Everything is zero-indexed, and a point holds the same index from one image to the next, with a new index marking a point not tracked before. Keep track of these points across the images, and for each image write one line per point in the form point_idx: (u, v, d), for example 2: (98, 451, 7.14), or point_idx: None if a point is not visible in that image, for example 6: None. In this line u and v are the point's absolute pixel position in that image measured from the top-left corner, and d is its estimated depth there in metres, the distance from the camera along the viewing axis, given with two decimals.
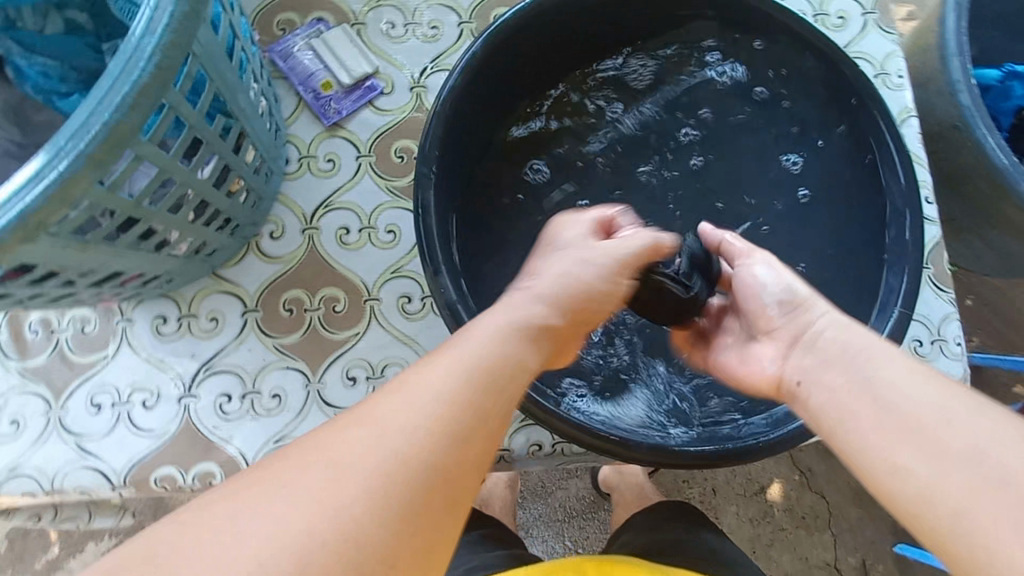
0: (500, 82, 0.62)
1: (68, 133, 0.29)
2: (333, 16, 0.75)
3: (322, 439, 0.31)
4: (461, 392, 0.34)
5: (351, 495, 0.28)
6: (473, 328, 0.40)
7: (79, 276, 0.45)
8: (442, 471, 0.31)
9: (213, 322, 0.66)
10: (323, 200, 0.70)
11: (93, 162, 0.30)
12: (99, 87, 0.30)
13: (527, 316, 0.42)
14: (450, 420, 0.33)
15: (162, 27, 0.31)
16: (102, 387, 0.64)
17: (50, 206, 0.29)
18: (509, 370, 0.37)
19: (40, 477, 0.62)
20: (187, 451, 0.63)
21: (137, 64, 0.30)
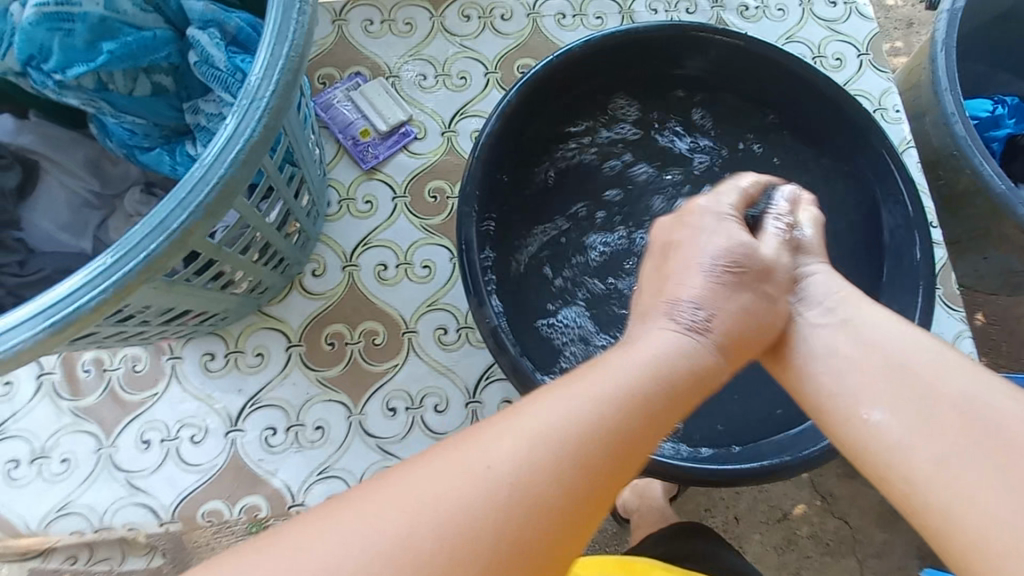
0: (522, 124, 0.65)
1: (189, 186, 0.33)
2: (369, 70, 0.80)
3: (428, 457, 0.32)
4: (577, 440, 0.33)
5: (442, 517, 0.29)
6: (600, 366, 0.39)
7: (155, 315, 0.48)
8: (537, 514, 0.30)
9: (258, 358, 0.69)
10: (362, 238, 0.74)
11: (208, 211, 0.34)
12: (214, 147, 0.34)
13: (645, 359, 0.40)
14: (558, 467, 0.32)
15: (268, 93, 0.35)
16: (151, 424, 0.66)
17: (169, 251, 0.33)
18: (630, 424, 0.35)
19: (91, 514, 0.63)
20: (233, 485, 0.64)
21: (247, 125, 0.34)
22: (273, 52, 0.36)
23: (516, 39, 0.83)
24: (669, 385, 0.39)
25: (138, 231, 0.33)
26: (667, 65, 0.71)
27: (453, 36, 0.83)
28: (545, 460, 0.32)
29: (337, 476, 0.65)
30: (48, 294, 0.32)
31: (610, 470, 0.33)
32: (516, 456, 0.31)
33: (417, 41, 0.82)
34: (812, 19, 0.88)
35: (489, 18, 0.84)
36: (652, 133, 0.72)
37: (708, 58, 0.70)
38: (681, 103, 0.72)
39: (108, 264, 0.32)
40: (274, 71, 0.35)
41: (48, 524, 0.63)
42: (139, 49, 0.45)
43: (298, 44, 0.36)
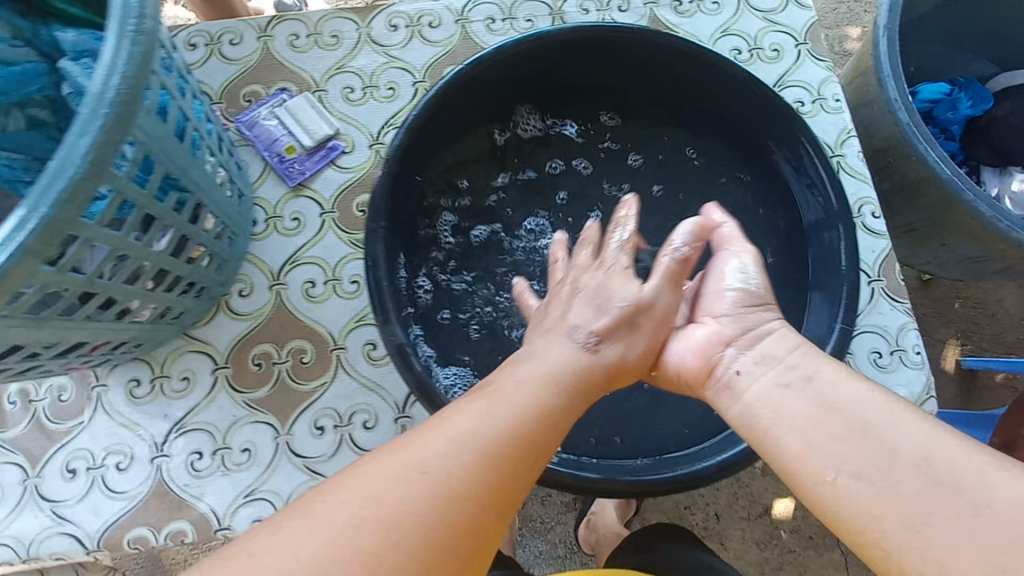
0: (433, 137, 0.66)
1: (7, 227, 0.32)
2: (295, 85, 0.80)
3: (360, 478, 0.38)
4: (478, 442, 0.41)
5: (369, 512, 0.36)
6: (511, 375, 0.49)
7: (43, 349, 0.47)
8: (450, 503, 0.37)
9: (184, 382, 0.68)
10: (290, 255, 0.73)
11: (32, 250, 0.33)
12: (36, 185, 0.33)
13: (540, 374, 0.49)
14: (465, 463, 0.40)
15: (96, 126, 0.34)
16: (78, 452, 0.66)
17: None
18: (529, 426, 0.44)
19: (16, 546, 0.62)
20: (158, 511, 0.64)
21: (73, 160, 0.34)
22: (105, 82, 0.35)
23: (444, 46, 0.82)
24: (560, 395, 0.48)
25: None
26: (584, 66, 0.70)
27: (380, 47, 0.82)
28: (450, 458, 0.40)
29: (264, 498, 0.65)
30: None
31: (506, 465, 0.41)
32: (430, 456, 0.39)
33: (343, 53, 0.81)
34: (747, 11, 0.86)
35: (416, 26, 0.83)
36: (571, 141, 0.73)
37: (625, 54, 0.68)
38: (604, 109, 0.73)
39: None
40: (102, 103, 0.35)
41: None
42: (9, 84, 0.45)
43: (130, 71, 0.36)
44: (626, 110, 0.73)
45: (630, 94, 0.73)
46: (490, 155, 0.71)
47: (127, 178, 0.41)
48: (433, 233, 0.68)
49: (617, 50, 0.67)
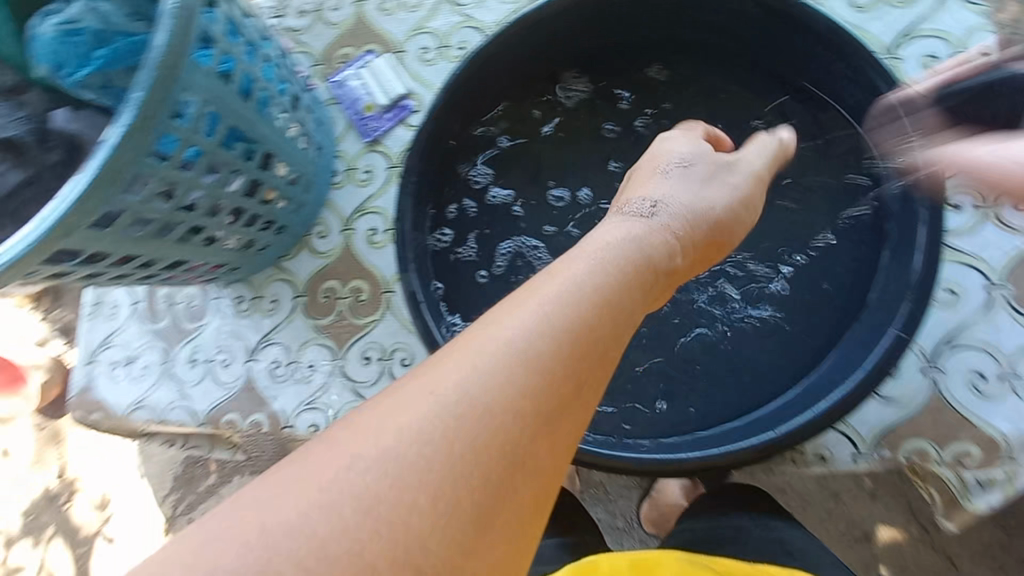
0: (470, 98, 0.66)
1: (84, 165, 0.44)
2: (380, 47, 0.87)
3: (371, 419, 0.30)
4: (549, 341, 0.33)
5: (419, 459, 0.28)
6: (558, 270, 0.39)
7: (151, 262, 0.62)
8: (531, 428, 0.31)
9: (273, 303, 0.83)
10: (359, 204, 0.83)
11: (101, 182, 0.45)
12: (105, 135, 0.45)
13: (619, 266, 0.40)
14: (540, 375, 0.32)
15: (142, 89, 0.45)
16: (198, 347, 0.84)
17: (74, 215, 0.45)
18: (578, 331, 0.35)
19: (155, 409, 0.84)
20: (246, 403, 0.80)
21: (127, 116, 0.45)
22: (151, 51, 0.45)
23: (516, 4, 0.83)
24: (638, 284, 0.41)
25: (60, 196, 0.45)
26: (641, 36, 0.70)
27: (457, 7, 0.85)
28: (523, 373, 0.32)
29: (320, 407, 0.77)
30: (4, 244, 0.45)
31: (587, 365, 0.34)
32: (504, 371, 0.31)
33: (424, 15, 0.86)
34: None
35: None
36: (598, 115, 0.71)
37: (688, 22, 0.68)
38: (657, 84, 0.71)
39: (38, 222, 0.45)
40: (149, 69, 0.45)
41: (129, 413, 0.85)
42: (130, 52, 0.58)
43: (171, 41, 0.45)
44: (680, 83, 0.71)
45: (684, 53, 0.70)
46: (517, 120, 0.71)
47: (189, 130, 0.52)
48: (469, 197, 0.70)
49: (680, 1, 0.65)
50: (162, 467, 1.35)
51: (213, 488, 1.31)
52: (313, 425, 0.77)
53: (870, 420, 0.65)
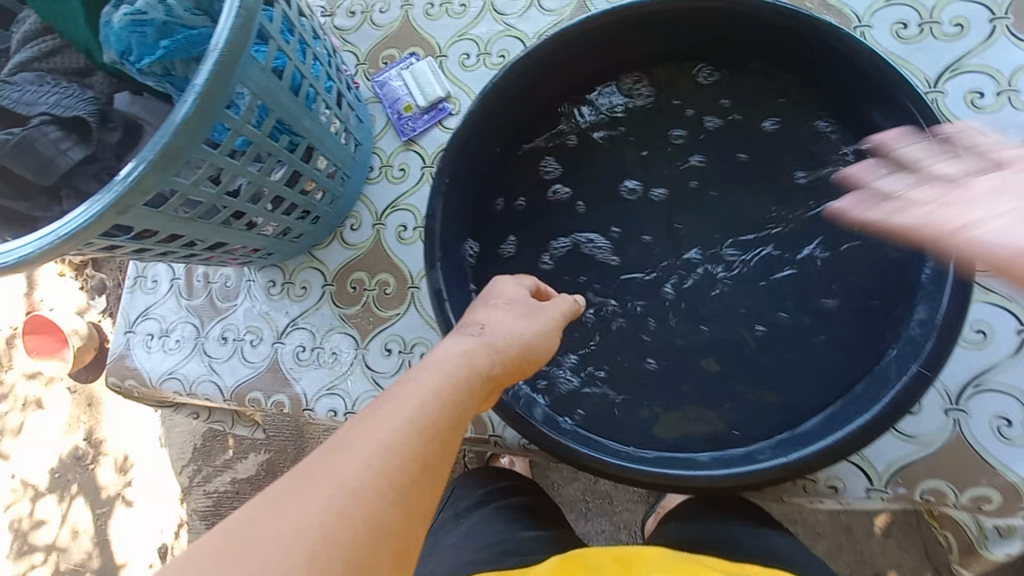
0: (513, 109, 0.69)
1: (144, 147, 0.47)
2: (423, 50, 0.90)
3: (262, 508, 0.34)
4: (416, 419, 0.40)
5: (312, 534, 0.33)
6: (428, 359, 0.47)
7: (195, 242, 0.65)
8: (398, 488, 0.36)
9: (303, 289, 0.86)
10: (391, 201, 0.85)
11: (157, 164, 0.48)
12: (165, 119, 0.48)
13: (473, 355, 0.48)
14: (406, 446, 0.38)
15: (203, 78, 0.48)
16: (230, 325, 0.88)
17: (131, 193, 0.48)
18: (450, 407, 0.42)
19: (184, 381, 0.87)
20: (271, 383, 0.84)
21: (187, 103, 0.48)
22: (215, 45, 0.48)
23: (558, 16, 0.85)
24: (496, 366, 0.49)
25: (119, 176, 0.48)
26: (679, 45, 0.70)
27: (500, 16, 0.87)
28: (391, 448, 0.37)
29: (339, 393, 0.80)
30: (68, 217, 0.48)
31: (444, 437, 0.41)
32: (375, 447, 0.37)
33: (468, 22, 0.88)
34: None
35: None
36: (653, 118, 0.73)
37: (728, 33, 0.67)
38: (699, 89, 0.72)
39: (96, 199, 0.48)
40: (211, 61, 0.48)
41: (160, 382, 0.89)
42: (192, 43, 0.61)
43: (232, 35, 0.49)
44: (722, 90, 0.71)
45: (738, 63, 0.71)
46: (566, 128, 0.73)
47: (240, 120, 0.55)
48: (518, 200, 0.73)
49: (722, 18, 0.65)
50: (184, 439, 1.41)
51: (230, 463, 1.37)
52: (332, 410, 0.80)
53: (885, 456, 0.64)
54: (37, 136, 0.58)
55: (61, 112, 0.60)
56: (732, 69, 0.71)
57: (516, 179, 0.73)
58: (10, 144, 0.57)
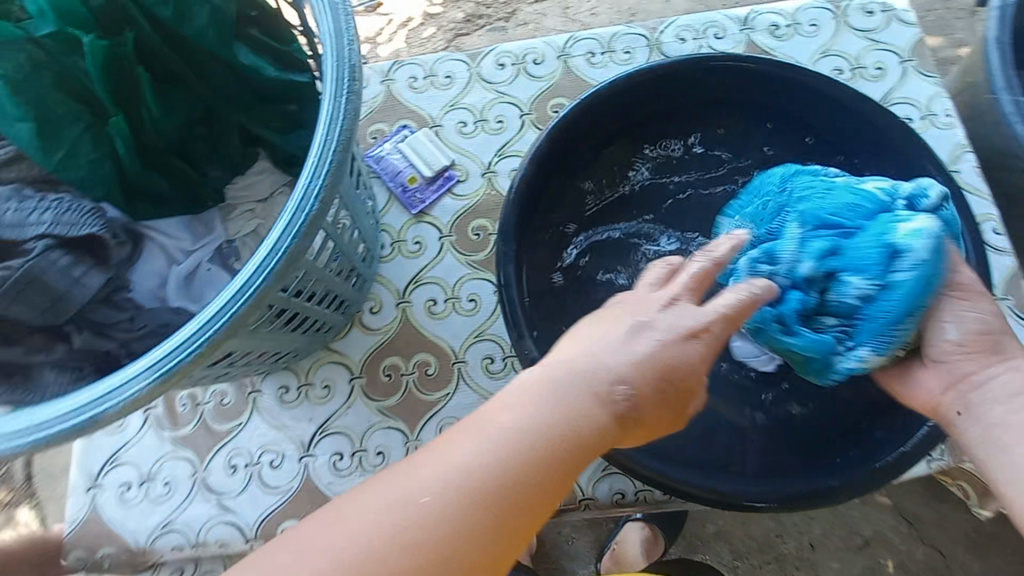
0: (564, 162, 0.70)
1: (264, 257, 0.39)
2: (414, 122, 0.87)
3: (324, 528, 0.33)
4: (528, 460, 0.36)
5: (361, 551, 0.32)
6: (508, 396, 0.39)
7: (246, 358, 0.58)
8: (503, 532, 0.34)
9: (326, 389, 0.76)
10: (413, 276, 0.80)
11: (279, 275, 0.40)
12: (283, 217, 0.40)
13: (564, 415, 0.38)
14: (481, 492, 0.34)
15: (331, 154, 0.42)
16: (236, 451, 0.74)
17: (248, 310, 0.40)
18: (520, 488, 0.35)
19: (188, 531, 0.71)
20: (308, 505, 0.72)
21: (308, 200, 0.41)
22: (333, 116, 0.42)
23: (547, 81, 0.88)
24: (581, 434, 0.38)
25: (226, 294, 0.40)
26: (703, 98, 0.74)
27: (489, 85, 0.89)
28: (418, 519, 0.33)
29: None
30: (157, 351, 0.38)
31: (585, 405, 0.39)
32: (451, 473, 0.35)
33: (457, 92, 0.88)
34: (847, 30, 0.88)
35: (521, 64, 0.89)
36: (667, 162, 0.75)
37: (754, 91, 0.73)
38: (738, 139, 0.76)
39: (197, 328, 0.39)
40: (330, 149, 0.42)
41: (152, 541, 0.72)
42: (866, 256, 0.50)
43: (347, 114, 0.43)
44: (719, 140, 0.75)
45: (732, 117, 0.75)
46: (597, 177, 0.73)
47: None
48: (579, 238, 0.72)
49: (718, 79, 0.71)
50: None
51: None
52: None
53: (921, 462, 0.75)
54: (44, 266, 0.50)
55: (67, 232, 0.52)
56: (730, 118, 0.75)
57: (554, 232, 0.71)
58: (10, 283, 0.49)
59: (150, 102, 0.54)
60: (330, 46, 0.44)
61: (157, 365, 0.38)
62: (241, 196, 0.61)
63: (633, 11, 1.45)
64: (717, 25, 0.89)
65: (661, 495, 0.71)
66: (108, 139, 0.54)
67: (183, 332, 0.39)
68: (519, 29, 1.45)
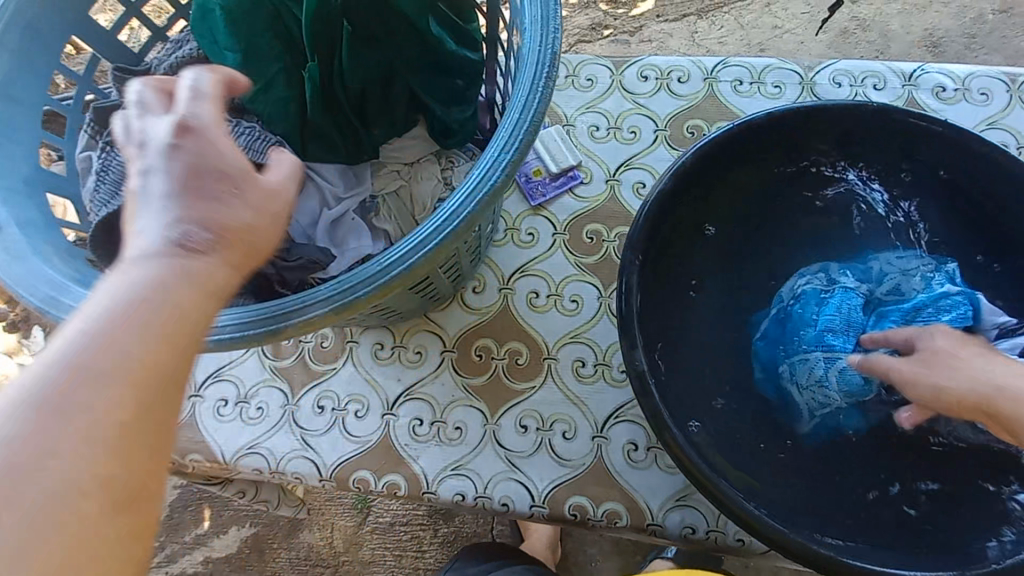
0: (706, 183, 0.68)
1: (445, 218, 0.41)
2: (548, 117, 0.88)
3: None
4: (137, 359, 0.31)
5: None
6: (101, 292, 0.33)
7: None
8: (151, 433, 0.31)
9: (418, 355, 0.79)
10: (520, 265, 0.82)
11: (456, 237, 0.41)
12: (469, 183, 0.42)
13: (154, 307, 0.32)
14: (74, 404, 0.29)
15: (523, 131, 0.43)
16: (327, 393, 0.78)
17: (423, 264, 0.40)
18: (142, 366, 0.31)
19: (270, 456, 0.76)
20: (382, 461, 0.75)
21: (494, 172, 0.42)
22: (534, 94, 0.44)
23: (688, 101, 0.88)
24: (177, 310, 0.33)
25: (406, 245, 0.41)
26: (869, 143, 0.70)
27: (629, 94, 0.89)
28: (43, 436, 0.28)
29: (467, 475, 0.73)
30: (335, 284, 0.40)
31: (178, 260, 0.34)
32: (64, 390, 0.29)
33: (595, 95, 0.89)
34: (1020, 106, 0.82)
35: (665, 79, 0.89)
36: (808, 197, 0.72)
37: (921, 145, 0.68)
38: (898, 192, 0.70)
39: (375, 271, 0.40)
40: (522, 128, 0.43)
41: (237, 458, 0.77)
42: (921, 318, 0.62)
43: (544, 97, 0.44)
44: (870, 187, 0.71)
45: (888, 167, 0.70)
46: (734, 202, 0.70)
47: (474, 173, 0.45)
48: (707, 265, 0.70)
49: (883, 128, 0.68)
50: None
51: (203, 539, 1.07)
52: (460, 493, 0.73)
53: None
54: None
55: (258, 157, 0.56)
56: (889, 168, 0.70)
57: (682, 252, 0.69)
58: None
59: (343, 54, 0.57)
60: (537, 31, 0.46)
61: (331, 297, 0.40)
62: (394, 156, 0.64)
63: (762, 48, 1.42)
64: (876, 75, 0.86)
65: (730, 540, 0.69)
66: (298, 81, 0.59)
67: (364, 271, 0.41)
68: (642, 45, 1.44)
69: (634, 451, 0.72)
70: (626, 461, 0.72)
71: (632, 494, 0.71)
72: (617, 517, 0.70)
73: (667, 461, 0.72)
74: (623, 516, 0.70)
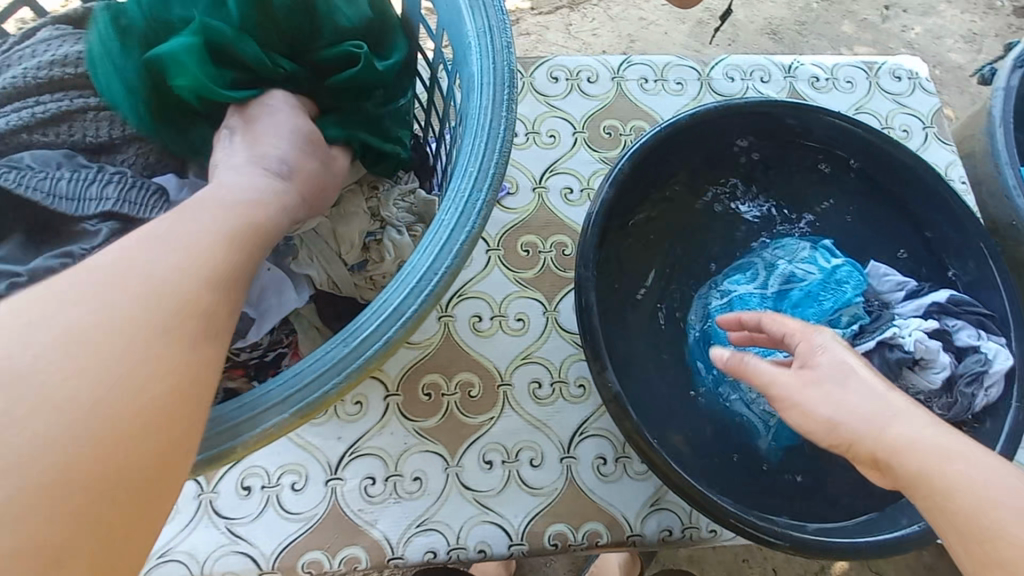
0: (640, 187, 0.68)
1: (420, 283, 0.35)
2: None
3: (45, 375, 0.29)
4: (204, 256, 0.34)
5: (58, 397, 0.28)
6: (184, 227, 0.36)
7: None
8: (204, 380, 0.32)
9: (357, 406, 0.70)
10: (457, 289, 0.76)
11: (435, 299, 0.36)
12: (442, 234, 0.36)
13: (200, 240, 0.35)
14: (145, 316, 0.31)
15: (492, 168, 0.38)
16: (252, 470, 0.66)
17: (402, 336, 0.35)
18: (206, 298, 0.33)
19: (191, 561, 0.63)
20: (334, 535, 0.65)
21: (468, 217, 0.37)
22: (495, 121, 0.39)
23: (601, 101, 0.87)
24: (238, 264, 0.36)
25: (379, 318, 0.35)
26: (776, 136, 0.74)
27: (543, 97, 0.86)
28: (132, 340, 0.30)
29: (435, 529, 0.66)
30: (296, 377, 0.34)
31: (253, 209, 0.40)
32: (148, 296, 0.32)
33: None
34: (877, 91, 0.93)
35: (575, 80, 0.87)
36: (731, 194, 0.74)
37: (819, 137, 0.74)
38: (812, 182, 0.75)
39: (346, 353, 0.34)
40: (491, 163, 0.38)
41: (145, 572, 0.62)
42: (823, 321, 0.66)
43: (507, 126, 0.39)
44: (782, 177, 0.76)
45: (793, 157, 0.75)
46: (663, 203, 0.71)
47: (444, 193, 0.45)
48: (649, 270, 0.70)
49: (789, 123, 0.73)
50: None
51: None
52: (431, 551, 0.66)
53: None
54: None
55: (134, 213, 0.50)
56: (794, 158, 0.75)
57: (623, 259, 0.68)
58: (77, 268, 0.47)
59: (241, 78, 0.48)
60: (483, 55, 0.41)
61: (296, 397, 0.34)
62: None
63: (633, 39, 1.46)
64: (761, 68, 0.92)
65: (704, 533, 0.70)
66: None
67: (326, 359, 0.35)
68: (519, 39, 1.42)
69: (603, 466, 0.71)
70: (597, 477, 0.70)
71: (608, 509, 0.69)
72: (598, 536, 0.68)
73: (636, 468, 0.71)
74: (604, 534, 0.68)
